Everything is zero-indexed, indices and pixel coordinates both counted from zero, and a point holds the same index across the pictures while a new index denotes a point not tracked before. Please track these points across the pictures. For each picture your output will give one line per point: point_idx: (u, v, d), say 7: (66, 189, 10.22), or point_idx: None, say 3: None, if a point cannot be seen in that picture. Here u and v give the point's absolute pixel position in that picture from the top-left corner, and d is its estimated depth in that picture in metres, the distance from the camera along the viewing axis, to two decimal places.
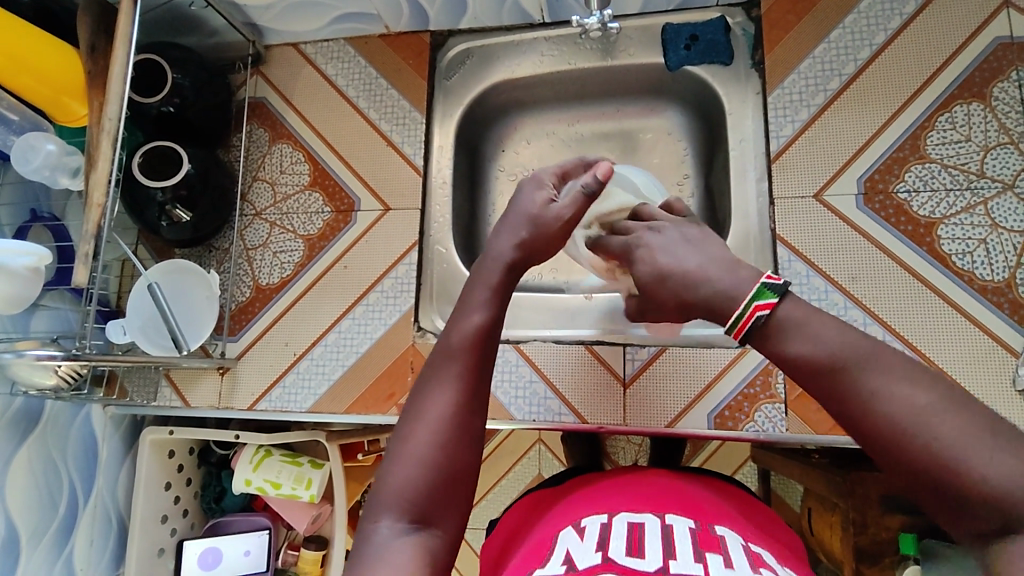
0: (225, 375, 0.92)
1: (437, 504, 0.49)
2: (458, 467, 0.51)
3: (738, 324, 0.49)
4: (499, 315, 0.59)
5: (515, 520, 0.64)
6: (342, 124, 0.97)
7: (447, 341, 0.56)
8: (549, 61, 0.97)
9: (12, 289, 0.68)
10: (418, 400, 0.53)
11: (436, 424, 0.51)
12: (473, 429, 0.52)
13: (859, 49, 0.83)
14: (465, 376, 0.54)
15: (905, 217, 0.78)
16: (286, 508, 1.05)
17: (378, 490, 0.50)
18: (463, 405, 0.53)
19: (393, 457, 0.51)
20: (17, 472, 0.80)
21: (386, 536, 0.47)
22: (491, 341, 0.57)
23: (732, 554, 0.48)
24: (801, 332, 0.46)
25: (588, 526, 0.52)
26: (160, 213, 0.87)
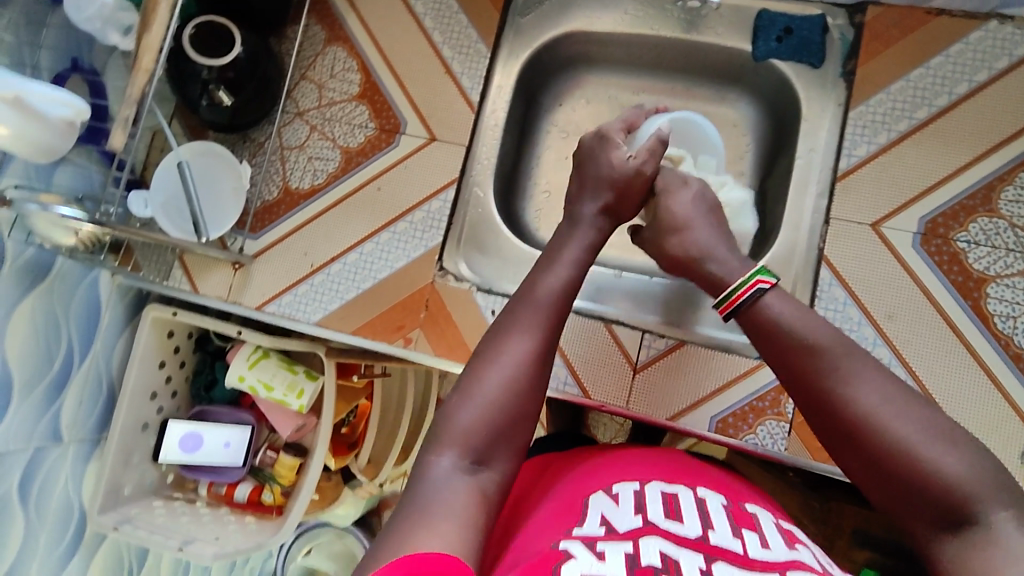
0: (238, 270, 0.91)
1: (499, 442, 0.51)
2: (524, 412, 0.53)
3: (730, 298, 0.60)
4: (577, 281, 0.62)
5: (528, 477, 0.67)
6: (405, 41, 0.92)
7: (531, 295, 0.59)
8: (632, 21, 0.92)
9: (47, 138, 0.65)
10: (496, 341, 0.55)
11: (514, 366, 0.53)
12: (541, 382, 0.55)
13: (957, 83, 0.79)
14: (545, 333, 0.56)
15: (959, 267, 0.76)
16: (274, 412, 1.06)
17: (445, 422, 0.51)
18: (539, 358, 0.55)
19: (465, 392, 0.53)
20: (19, 321, 0.80)
21: (451, 468, 0.49)
22: (566, 307, 0.60)
23: (768, 533, 0.51)
24: (787, 317, 0.56)
25: (621, 491, 0.54)
26: (202, 92, 0.84)
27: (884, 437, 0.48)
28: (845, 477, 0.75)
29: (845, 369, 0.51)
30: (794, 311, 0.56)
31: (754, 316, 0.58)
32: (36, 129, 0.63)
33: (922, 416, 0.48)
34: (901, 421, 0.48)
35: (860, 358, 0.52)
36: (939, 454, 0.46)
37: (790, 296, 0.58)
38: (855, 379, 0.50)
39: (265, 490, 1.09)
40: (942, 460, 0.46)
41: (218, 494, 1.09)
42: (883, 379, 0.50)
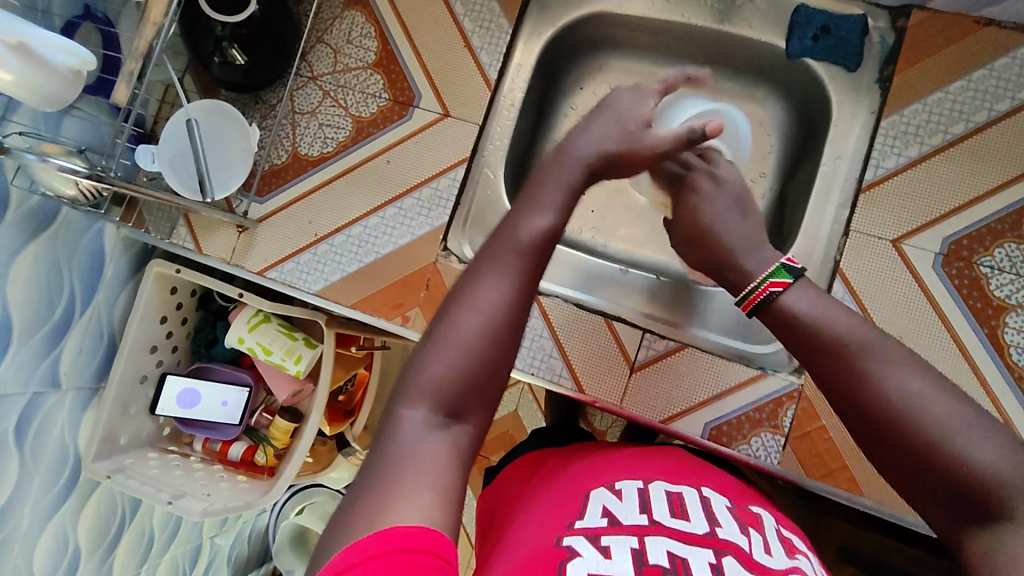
0: (242, 233, 0.90)
1: (468, 389, 0.49)
2: (494, 357, 0.51)
3: (750, 297, 0.59)
4: (563, 220, 0.59)
5: (527, 474, 0.66)
6: (426, 11, 0.89)
7: (509, 236, 0.56)
8: (662, 6, 0.88)
9: (52, 87, 0.63)
10: (471, 285, 0.53)
11: (485, 312, 0.51)
12: (518, 327, 0.52)
13: (998, 99, 0.74)
14: (519, 273, 0.53)
15: (979, 292, 0.73)
16: (272, 375, 1.06)
17: (416, 374, 0.50)
18: (512, 300, 0.52)
19: (437, 340, 0.50)
20: (21, 267, 0.80)
21: (416, 422, 0.47)
22: (548, 248, 0.56)
23: (771, 537, 0.50)
24: (808, 310, 0.54)
25: (624, 488, 0.53)
26: (215, 49, 0.82)
27: (923, 430, 0.45)
28: (836, 495, 0.73)
29: (873, 358, 0.49)
30: (813, 298, 0.55)
31: (778, 308, 0.56)
32: (42, 78, 0.62)
33: (956, 402, 0.46)
34: (934, 410, 0.45)
35: (889, 345, 0.50)
36: (978, 445, 0.43)
37: (817, 290, 0.57)
38: (887, 368, 0.48)
39: (259, 451, 1.10)
40: (984, 450, 0.43)
41: (212, 450, 1.11)
42: (912, 367, 0.48)
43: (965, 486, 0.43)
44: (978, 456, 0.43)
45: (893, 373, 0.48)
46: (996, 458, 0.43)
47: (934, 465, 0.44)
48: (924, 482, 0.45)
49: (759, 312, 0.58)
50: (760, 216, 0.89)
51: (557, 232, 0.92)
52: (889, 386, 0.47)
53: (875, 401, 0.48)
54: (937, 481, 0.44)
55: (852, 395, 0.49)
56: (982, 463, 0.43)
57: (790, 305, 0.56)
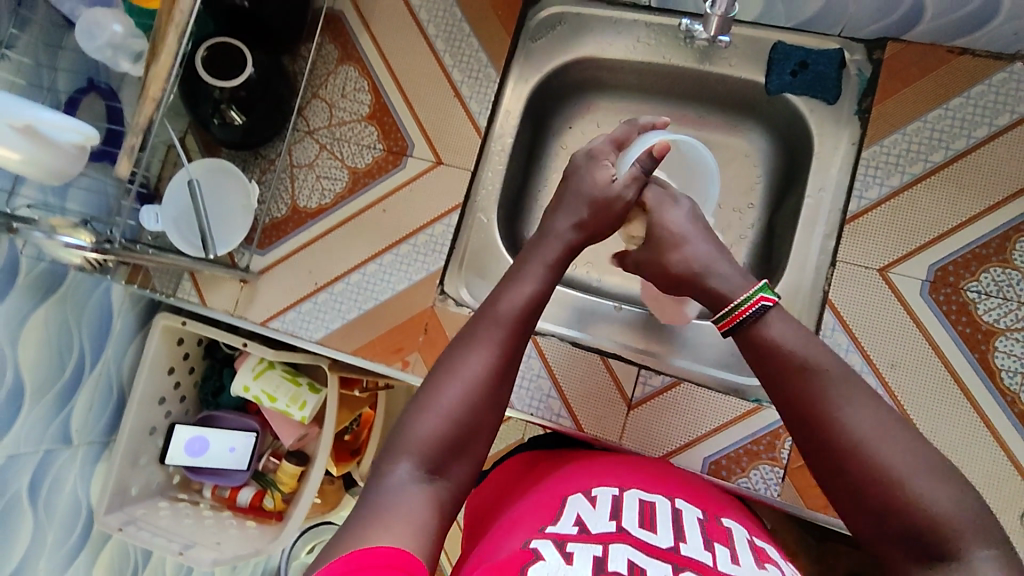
0: (245, 286, 0.92)
1: (451, 453, 0.53)
2: (477, 428, 0.54)
3: (732, 312, 0.57)
4: (548, 290, 0.63)
5: (516, 478, 0.68)
6: (415, 62, 0.92)
7: (494, 307, 0.59)
8: (644, 49, 0.91)
9: (55, 163, 0.66)
10: (455, 356, 0.56)
11: (469, 383, 0.54)
12: (500, 394, 0.56)
13: (977, 126, 0.76)
14: (504, 346, 0.57)
15: (967, 318, 0.74)
16: (277, 421, 1.08)
17: (401, 434, 0.53)
18: (496, 375, 0.56)
19: (423, 407, 0.54)
20: (32, 329, 0.83)
21: (403, 477, 0.50)
22: (533, 321, 0.60)
23: (739, 548, 0.50)
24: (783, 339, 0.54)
25: (600, 495, 0.55)
26: (214, 111, 0.85)
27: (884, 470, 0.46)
28: (836, 525, 0.74)
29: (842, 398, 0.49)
30: (788, 324, 0.55)
31: (755, 331, 0.55)
32: (46, 154, 0.64)
33: (910, 440, 0.47)
34: (890, 449, 0.47)
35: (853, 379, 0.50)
36: (929, 488, 0.44)
37: (792, 318, 0.56)
38: (849, 404, 0.49)
39: (268, 496, 1.11)
40: (935, 492, 0.44)
41: (221, 496, 1.12)
42: (875, 404, 0.49)
43: (915, 526, 0.44)
44: (929, 497, 0.44)
45: (856, 408, 0.49)
46: (944, 500, 0.44)
47: (887, 503, 0.45)
48: (876, 519, 0.46)
49: (735, 331, 0.57)
50: (751, 246, 0.91)
51: None
52: (851, 421, 0.48)
53: (838, 436, 0.48)
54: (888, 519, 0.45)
55: (814, 428, 0.50)
56: (931, 505, 0.44)
57: (766, 328, 0.55)
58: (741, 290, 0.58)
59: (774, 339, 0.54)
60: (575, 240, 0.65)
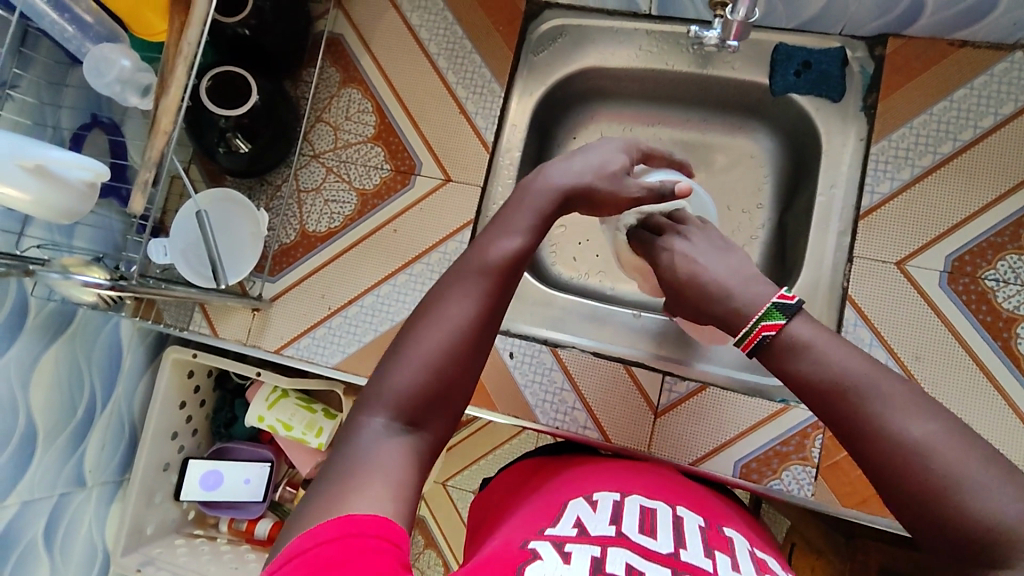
0: (257, 314, 0.91)
1: (427, 406, 0.50)
2: (457, 381, 0.51)
3: (747, 338, 0.52)
4: (537, 242, 0.58)
5: (515, 480, 0.68)
6: (419, 81, 0.92)
7: (478, 256, 0.55)
8: (645, 56, 0.91)
9: (66, 203, 0.65)
10: (435, 305, 0.53)
11: (447, 332, 0.51)
12: (481, 346, 0.52)
13: (983, 116, 0.77)
14: (488, 294, 0.53)
15: (987, 306, 0.74)
16: (293, 449, 1.06)
17: (379, 384, 0.50)
18: (477, 324, 0.52)
19: (400, 357, 0.51)
20: (43, 371, 0.81)
21: (376, 431, 0.48)
22: (520, 268, 0.56)
23: (739, 556, 0.51)
24: (807, 350, 0.49)
25: (601, 499, 0.55)
26: (219, 140, 0.84)
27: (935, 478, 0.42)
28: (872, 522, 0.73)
29: (880, 402, 0.45)
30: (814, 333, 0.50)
31: (776, 350, 0.51)
32: (56, 193, 0.63)
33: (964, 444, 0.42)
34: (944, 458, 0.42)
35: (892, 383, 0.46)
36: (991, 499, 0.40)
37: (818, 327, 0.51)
38: (893, 412, 0.44)
39: None
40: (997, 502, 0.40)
41: (238, 530, 1.09)
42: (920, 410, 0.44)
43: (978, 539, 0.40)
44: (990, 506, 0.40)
45: (901, 416, 0.44)
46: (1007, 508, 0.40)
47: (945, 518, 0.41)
48: (936, 534, 0.42)
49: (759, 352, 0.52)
50: (763, 246, 0.91)
51: (565, 279, 0.93)
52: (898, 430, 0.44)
53: (885, 448, 0.44)
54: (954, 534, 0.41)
55: (855, 440, 0.46)
56: (994, 517, 0.40)
57: (790, 342, 0.50)
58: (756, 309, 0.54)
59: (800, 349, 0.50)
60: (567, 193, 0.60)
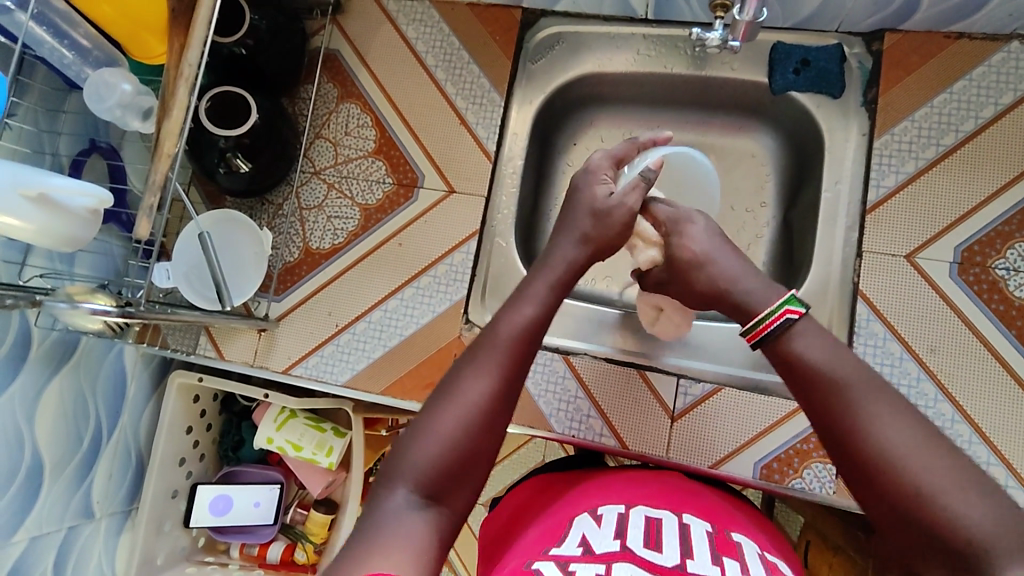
0: (263, 334, 0.90)
1: (447, 484, 0.50)
2: (476, 458, 0.52)
3: (757, 327, 0.53)
4: (550, 313, 0.60)
5: (522, 498, 0.70)
6: (418, 94, 0.92)
7: (494, 330, 0.56)
8: (643, 60, 0.91)
9: (70, 230, 0.64)
10: (453, 381, 0.54)
11: (466, 409, 0.52)
12: (500, 420, 0.53)
13: (983, 106, 0.78)
14: (506, 368, 0.54)
15: (999, 295, 0.74)
16: (304, 471, 1.04)
17: (399, 459, 0.51)
18: (496, 400, 0.53)
19: (419, 431, 0.52)
20: (48, 403, 0.79)
21: (398, 507, 0.48)
22: (537, 338, 0.57)
23: (749, 562, 0.51)
24: (808, 347, 0.51)
25: (604, 515, 0.56)
26: (219, 160, 0.83)
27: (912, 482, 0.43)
28: None
29: (869, 405, 0.46)
30: (818, 335, 0.51)
31: (781, 344, 0.52)
32: (59, 222, 0.62)
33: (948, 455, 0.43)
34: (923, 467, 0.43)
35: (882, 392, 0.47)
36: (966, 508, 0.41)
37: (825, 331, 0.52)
38: (883, 418, 0.45)
39: (298, 548, 1.07)
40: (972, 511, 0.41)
41: (250, 554, 1.07)
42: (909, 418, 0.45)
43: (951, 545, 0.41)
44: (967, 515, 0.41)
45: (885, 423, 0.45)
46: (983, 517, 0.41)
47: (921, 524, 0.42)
48: (910, 538, 0.43)
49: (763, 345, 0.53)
50: (769, 245, 0.91)
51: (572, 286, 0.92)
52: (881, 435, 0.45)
53: (869, 452, 0.45)
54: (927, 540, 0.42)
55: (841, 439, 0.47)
56: (964, 519, 0.41)
57: (792, 337, 0.52)
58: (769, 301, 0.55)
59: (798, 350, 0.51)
60: (579, 254, 0.63)
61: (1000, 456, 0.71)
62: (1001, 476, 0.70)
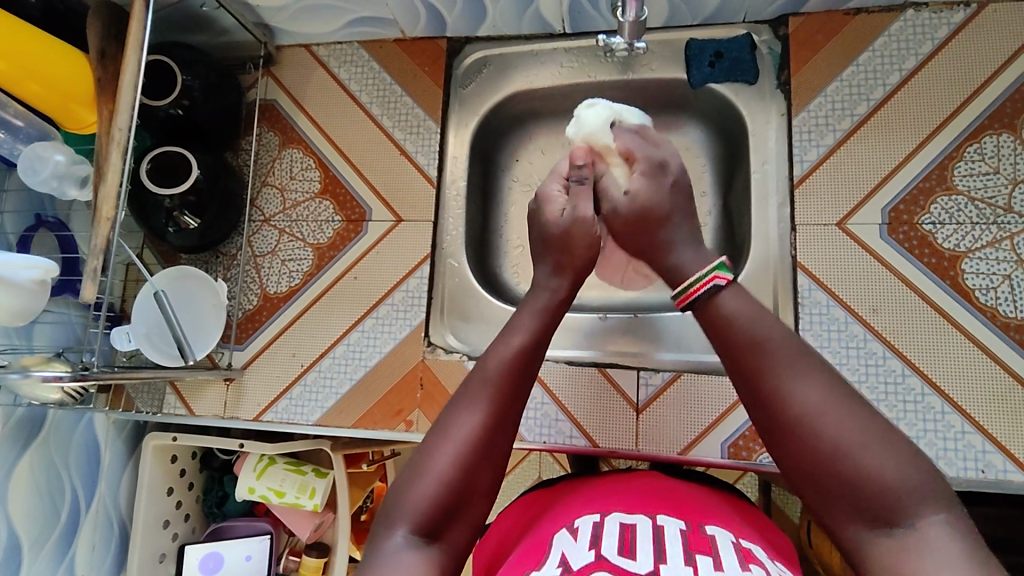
0: (231, 385, 0.90)
1: (445, 519, 0.53)
2: (470, 490, 0.54)
3: (687, 290, 0.57)
4: (540, 343, 0.62)
5: (508, 521, 0.68)
6: (357, 132, 0.95)
7: (482, 365, 0.59)
8: (568, 72, 0.95)
9: (17, 302, 0.65)
10: (446, 419, 0.57)
11: (456, 445, 0.54)
12: (493, 452, 0.56)
13: (889, 74, 0.82)
14: (497, 399, 0.57)
15: (930, 250, 0.77)
16: (289, 515, 1.03)
17: (396, 503, 0.53)
18: (490, 432, 0.56)
19: (414, 470, 0.54)
20: (19, 481, 0.80)
21: (399, 547, 0.50)
22: (528, 367, 0.60)
23: (723, 555, 0.51)
24: (736, 309, 0.54)
25: (581, 526, 0.56)
26: (168, 219, 0.85)
27: (831, 440, 0.47)
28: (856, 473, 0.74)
29: (786, 375, 0.50)
30: (744, 300, 0.55)
31: (708, 305, 0.55)
32: (5, 296, 0.63)
33: (866, 417, 0.48)
34: (843, 423, 0.47)
35: (806, 352, 0.51)
36: (880, 455, 0.46)
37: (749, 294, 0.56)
38: (798, 380, 0.50)
39: None
40: (886, 468, 0.46)
41: None
42: (826, 378, 0.50)
43: (865, 491, 0.45)
44: (879, 471, 0.46)
45: (806, 383, 0.49)
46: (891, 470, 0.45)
47: (840, 474, 0.46)
48: (835, 492, 0.47)
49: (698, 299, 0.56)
50: (713, 232, 0.92)
51: None
52: (803, 398, 0.49)
53: (789, 413, 0.49)
54: (839, 487, 0.47)
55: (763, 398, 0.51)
56: (879, 473, 0.45)
57: (721, 302, 0.55)
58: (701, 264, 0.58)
59: (729, 316, 0.54)
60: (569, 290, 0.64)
61: (953, 404, 0.73)
62: (958, 423, 0.72)
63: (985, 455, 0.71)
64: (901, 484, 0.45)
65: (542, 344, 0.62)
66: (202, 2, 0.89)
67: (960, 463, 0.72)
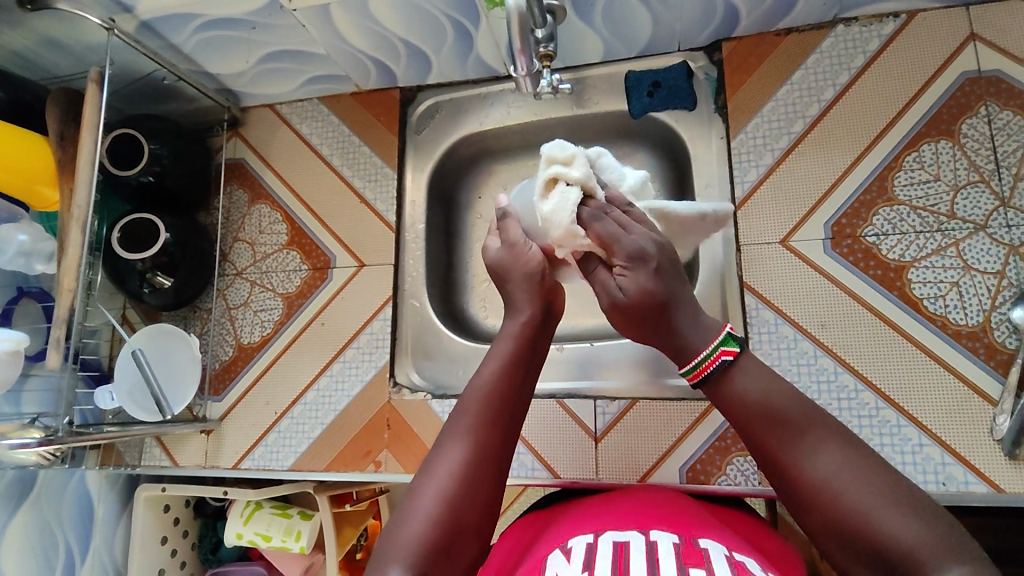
0: (210, 435, 0.94)
1: (442, 556, 0.51)
2: (461, 522, 0.53)
3: (696, 367, 0.54)
4: (520, 374, 0.62)
5: (507, 547, 0.63)
6: (319, 182, 1.00)
7: (464, 400, 0.60)
8: (517, 111, 0.98)
9: None
10: (434, 456, 0.57)
11: (444, 478, 0.54)
12: (482, 482, 0.55)
13: (823, 90, 0.83)
14: (479, 435, 0.57)
15: (875, 262, 0.77)
16: (279, 558, 1.05)
17: (388, 543, 0.51)
18: (475, 462, 0.56)
19: (405, 512, 0.53)
20: (12, 538, 0.85)
21: None
22: (509, 398, 0.60)
23: (715, 566, 0.47)
24: (749, 382, 0.52)
25: (574, 547, 0.53)
26: (142, 281, 0.90)
27: (851, 507, 0.45)
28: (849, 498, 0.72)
29: (802, 444, 0.49)
30: (760, 373, 0.52)
31: (721, 382, 0.53)
32: None
33: (881, 478, 0.46)
34: (860, 489, 0.45)
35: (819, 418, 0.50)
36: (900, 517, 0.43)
37: (760, 363, 0.53)
38: (814, 449, 0.48)
39: None
40: (906, 529, 0.43)
41: None
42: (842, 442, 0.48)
43: (887, 557, 0.43)
44: (898, 533, 0.43)
45: (821, 449, 0.48)
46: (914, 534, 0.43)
47: (863, 542, 0.44)
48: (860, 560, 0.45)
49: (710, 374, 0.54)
50: None
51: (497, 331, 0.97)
52: (819, 469, 0.47)
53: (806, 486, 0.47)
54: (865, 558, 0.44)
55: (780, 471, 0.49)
56: (901, 539, 0.43)
57: (734, 378, 0.53)
58: (706, 335, 0.54)
59: (743, 391, 0.52)
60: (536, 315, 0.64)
61: (908, 416, 0.72)
62: (915, 436, 0.72)
63: (945, 467, 0.70)
64: (922, 547, 0.42)
65: (519, 379, 0.62)
66: (164, 76, 0.94)
67: (920, 477, 0.71)
